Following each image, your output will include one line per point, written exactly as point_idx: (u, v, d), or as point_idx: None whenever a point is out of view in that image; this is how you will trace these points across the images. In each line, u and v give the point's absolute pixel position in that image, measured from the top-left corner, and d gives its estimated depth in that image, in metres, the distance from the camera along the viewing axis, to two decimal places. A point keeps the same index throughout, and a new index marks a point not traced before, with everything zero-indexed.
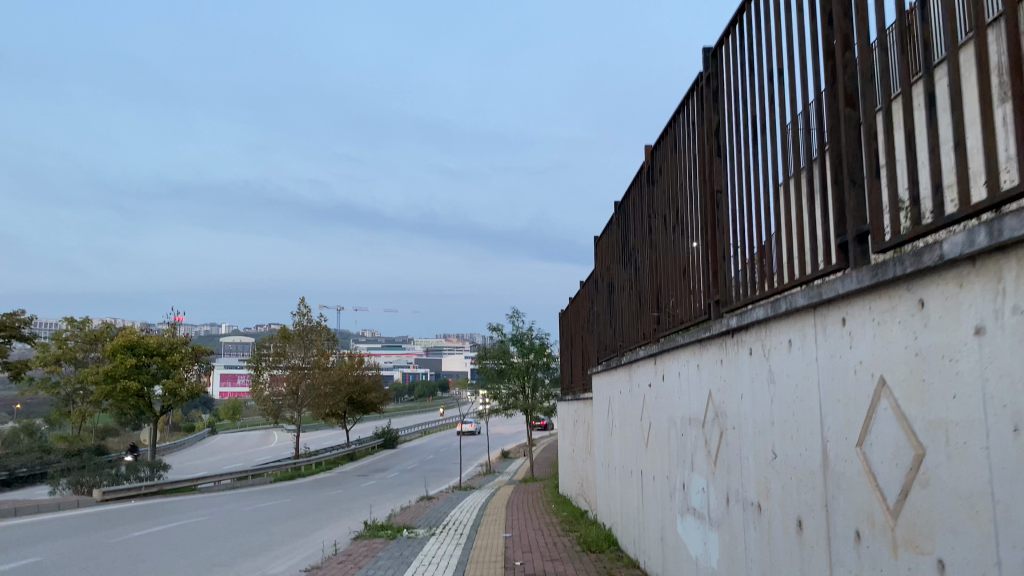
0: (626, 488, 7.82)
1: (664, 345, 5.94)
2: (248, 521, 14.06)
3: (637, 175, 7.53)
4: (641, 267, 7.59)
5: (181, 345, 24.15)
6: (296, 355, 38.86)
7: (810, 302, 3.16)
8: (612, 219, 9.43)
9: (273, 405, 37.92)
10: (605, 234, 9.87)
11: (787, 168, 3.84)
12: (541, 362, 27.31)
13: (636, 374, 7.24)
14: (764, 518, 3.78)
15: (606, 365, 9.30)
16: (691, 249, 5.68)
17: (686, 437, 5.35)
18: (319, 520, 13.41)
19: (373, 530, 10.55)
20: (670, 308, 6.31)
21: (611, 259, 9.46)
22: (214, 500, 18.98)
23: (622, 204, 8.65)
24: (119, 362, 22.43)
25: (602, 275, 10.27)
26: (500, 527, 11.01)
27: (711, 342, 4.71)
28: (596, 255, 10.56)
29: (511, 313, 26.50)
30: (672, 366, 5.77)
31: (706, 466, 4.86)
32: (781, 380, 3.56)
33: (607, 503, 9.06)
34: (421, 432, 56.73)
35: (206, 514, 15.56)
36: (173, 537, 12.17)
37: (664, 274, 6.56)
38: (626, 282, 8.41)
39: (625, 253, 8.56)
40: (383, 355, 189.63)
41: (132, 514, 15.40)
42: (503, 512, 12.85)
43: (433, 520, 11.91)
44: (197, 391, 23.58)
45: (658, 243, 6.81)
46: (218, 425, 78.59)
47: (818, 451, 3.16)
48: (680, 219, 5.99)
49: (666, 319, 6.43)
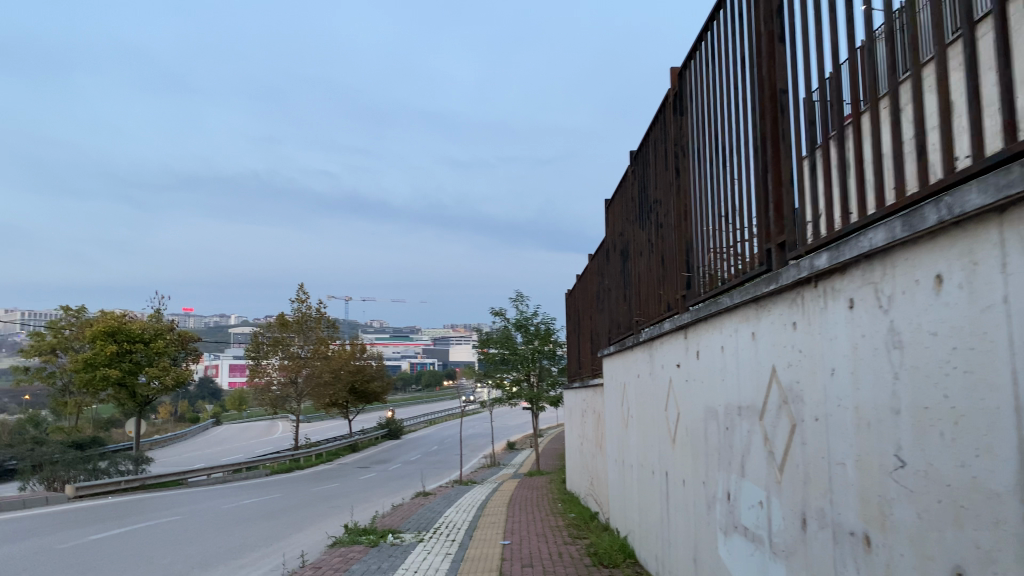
0: (646, 491, 6.51)
1: (699, 312, 4.61)
2: (222, 522, 12.80)
3: (659, 108, 6.17)
4: (664, 221, 6.27)
5: (167, 331, 23.03)
6: (295, 342, 37.75)
7: (999, 199, 1.81)
8: (626, 173, 8.11)
9: (272, 396, 36.79)
10: (617, 192, 8.53)
11: (917, 28, 2.48)
12: (546, 349, 26.06)
13: (658, 353, 5.95)
14: (877, 560, 2.46)
15: (617, 347, 8.03)
16: (737, 185, 4.35)
17: (732, 431, 4.03)
18: (302, 520, 12.16)
19: (353, 535, 9.25)
20: (705, 266, 4.99)
21: (624, 220, 8.15)
22: (199, 496, 17.79)
23: (638, 151, 7.32)
24: (100, 349, 21.18)
25: (613, 242, 8.89)
26: (497, 532, 9.69)
27: (776, 301, 3.37)
28: (607, 219, 9.20)
29: (514, 296, 25.14)
30: (711, 338, 4.44)
31: (765, 472, 3.53)
32: (915, 342, 2.22)
33: (621, 508, 7.78)
34: (427, 421, 55.55)
35: (181, 512, 14.32)
36: (134, 542, 10.94)
37: (697, 225, 5.23)
38: (645, 245, 7.08)
39: (642, 210, 7.19)
40: (390, 345, 188.49)
41: (102, 512, 14.19)
42: (503, 513, 11.52)
43: (423, 522, 10.62)
44: (183, 378, 22.45)
45: (688, 188, 5.48)
46: (224, 416, 77.57)
47: (1009, 457, 1.81)
48: (720, 149, 4.65)
49: (701, 282, 5.09)
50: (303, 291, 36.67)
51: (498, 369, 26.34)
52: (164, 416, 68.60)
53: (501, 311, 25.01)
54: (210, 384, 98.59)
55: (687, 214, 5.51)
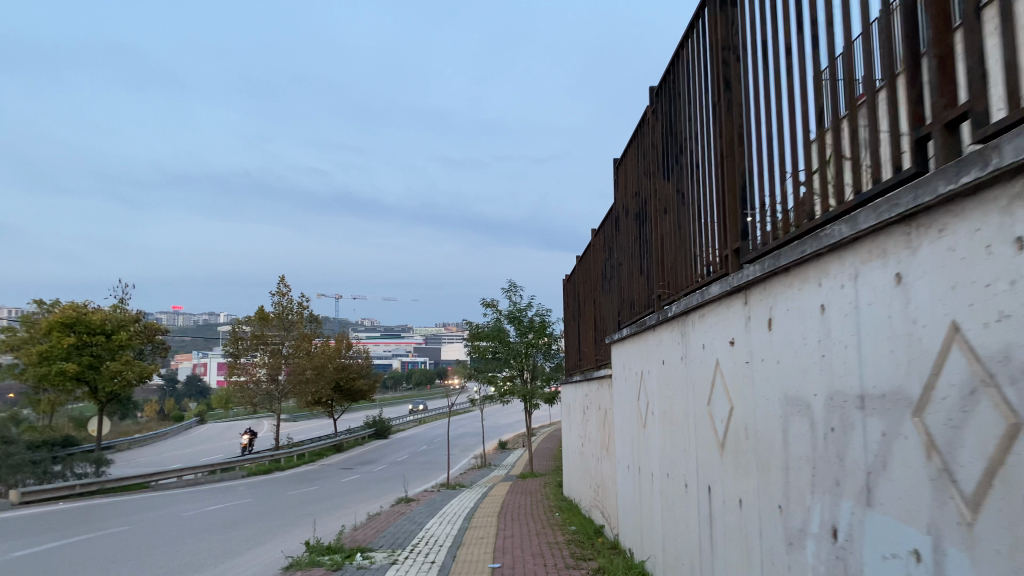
0: (674, 509, 5.12)
1: (776, 261, 3.19)
2: (173, 535, 11.32)
3: (699, 10, 4.75)
4: (701, 161, 4.88)
5: (132, 323, 21.51)
6: (275, 337, 36.19)
7: None
8: (642, 119, 6.69)
9: (251, 393, 35.16)
10: (630, 144, 7.13)
11: None
12: (540, 343, 24.61)
13: (695, 331, 4.55)
14: None
15: (631, 330, 6.61)
16: (838, 69, 2.95)
17: (847, 435, 2.60)
18: (263, 534, 10.69)
19: (313, 556, 7.80)
20: (778, 197, 3.57)
21: (640, 176, 6.73)
22: (160, 501, 16.27)
23: (662, 85, 5.93)
24: (56, 342, 19.65)
25: (625, 207, 7.47)
26: (485, 550, 8.25)
27: (966, 209, 1.93)
28: (617, 182, 7.79)
29: (507, 286, 23.68)
30: (798, 296, 3.02)
31: (931, 505, 2.10)
32: None
33: (638, 530, 6.35)
34: (416, 421, 53.91)
35: (134, 522, 12.85)
36: (66, 560, 9.47)
37: (757, 147, 3.82)
38: (672, 201, 5.68)
39: (669, 157, 5.74)
40: (380, 343, 186.40)
41: (44, 523, 12.71)
42: (494, 526, 10.03)
43: (398, 538, 9.16)
44: (148, 372, 20.92)
45: (741, 101, 4.07)
46: (210, 415, 75.53)
47: None
48: (803, 27, 3.27)
49: (767, 226, 3.67)
50: (284, 285, 35.05)
51: (489, 366, 24.85)
52: (149, 416, 66.70)
53: (492, 303, 23.52)
54: (198, 380, 96.61)
55: (738, 138, 4.09)
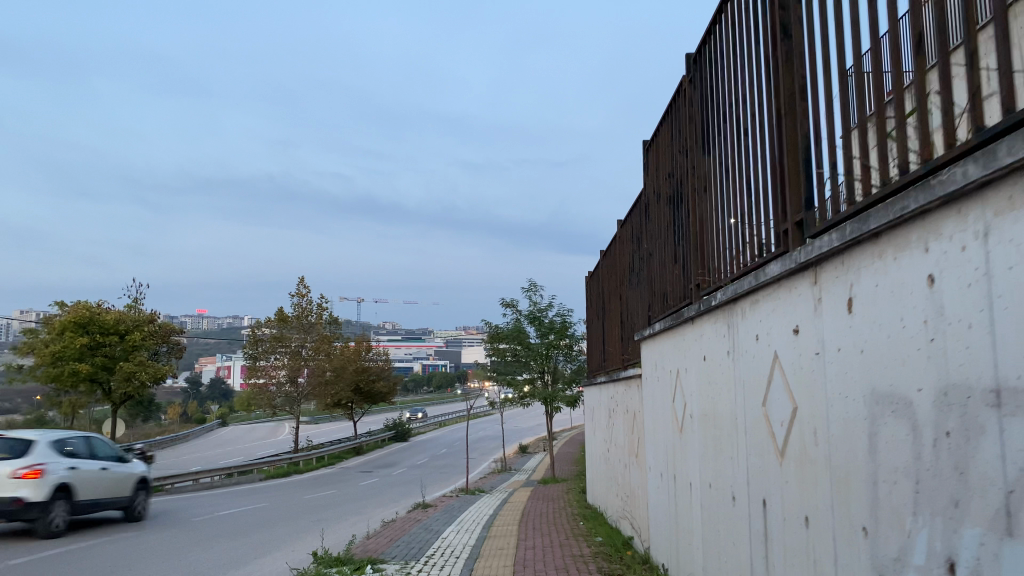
0: (718, 523, 4.52)
1: (859, 226, 2.60)
2: (180, 541, 10.90)
3: None
4: (750, 129, 4.27)
5: (147, 323, 21.21)
6: (294, 338, 35.86)
7: None
8: (677, 93, 6.12)
9: (270, 395, 34.82)
10: (663, 122, 6.56)
11: None
12: (561, 344, 23.99)
13: (745, 320, 3.95)
14: None
15: (665, 324, 6.02)
16: None
17: (973, 443, 1.99)
18: (272, 543, 10.18)
19: (320, 568, 7.26)
20: (858, 150, 2.96)
21: (674, 155, 6.14)
22: (172, 506, 15.85)
23: (701, 51, 5.33)
24: (69, 343, 19.40)
25: (656, 191, 6.89)
26: (505, 563, 7.65)
27: None
28: (648, 165, 7.21)
29: (528, 286, 23.09)
30: (890, 268, 2.42)
31: None
32: None
33: (673, 543, 5.76)
34: (436, 424, 53.38)
35: (141, 527, 12.41)
36: (64, 568, 9.03)
37: (826, 97, 3.22)
38: (713, 178, 5.09)
39: (709, 129, 5.16)
40: (401, 345, 186.45)
41: (49, 528, 12.30)
42: (514, 536, 9.41)
43: (412, 549, 8.60)
44: (162, 374, 20.60)
45: (803, 50, 3.47)
46: (231, 417, 75.61)
47: None
48: None
49: (840, 190, 3.08)
50: (302, 286, 34.71)
51: (510, 367, 24.28)
52: (172, 417, 66.76)
53: (512, 302, 22.93)
54: (220, 383, 96.73)
55: (799, 90, 3.47)
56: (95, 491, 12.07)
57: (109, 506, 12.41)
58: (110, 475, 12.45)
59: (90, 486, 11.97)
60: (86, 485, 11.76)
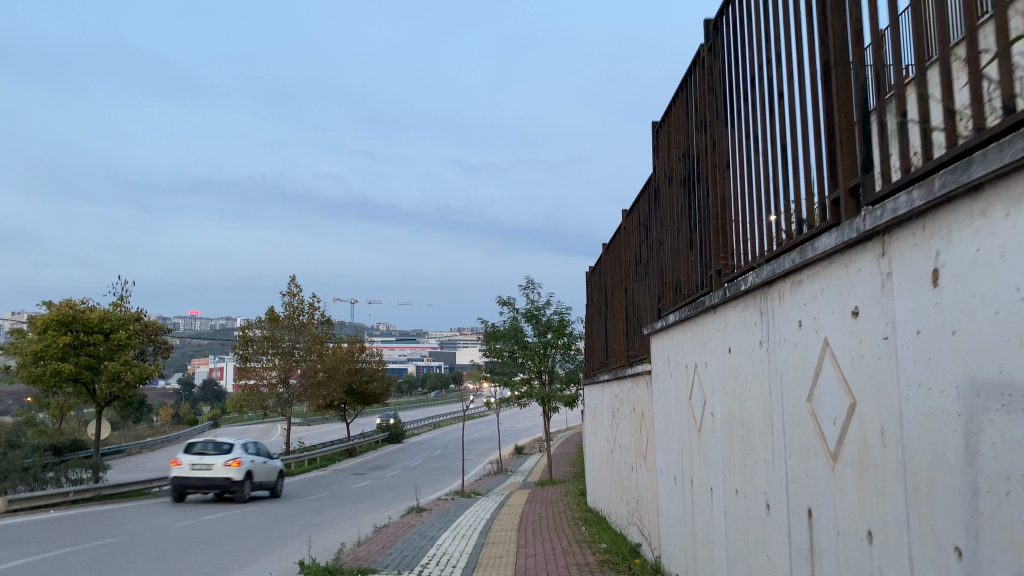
0: (747, 534, 4.05)
1: (951, 179, 2.13)
2: (164, 547, 10.38)
3: None
4: (785, 90, 3.79)
5: (132, 322, 20.67)
6: (286, 338, 35.27)
7: None
8: (693, 64, 5.63)
9: (261, 396, 34.18)
10: (675, 98, 6.08)
11: None
12: (559, 343, 23.49)
13: (784, 305, 3.48)
14: None
15: (680, 315, 5.54)
16: None
17: None
18: (259, 550, 9.68)
19: None
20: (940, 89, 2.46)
21: (690, 131, 5.65)
22: (157, 510, 15.31)
23: (722, 13, 4.84)
24: (51, 342, 18.87)
25: (669, 174, 6.40)
26: (504, 572, 7.16)
27: None
28: (659, 147, 6.73)
29: (525, 283, 22.56)
30: (998, 229, 1.95)
31: None
32: None
33: (689, 552, 5.30)
34: (430, 425, 52.72)
35: (125, 533, 11.89)
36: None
37: (892, 38, 2.74)
38: (737, 152, 4.61)
39: (732, 97, 4.67)
40: (394, 346, 185.73)
41: (28, 533, 11.78)
42: (514, 542, 8.90)
43: (406, 556, 8.10)
44: (148, 373, 20.04)
45: None
46: (222, 419, 74.68)
47: None
48: None
49: (909, 146, 2.61)
50: (295, 285, 34.10)
51: (506, 367, 23.76)
52: (164, 418, 65.90)
53: (510, 300, 22.40)
54: (212, 384, 95.81)
55: (856, 33, 2.99)
56: (261, 475, 18.28)
57: (265, 486, 18.57)
58: (269, 465, 18.67)
59: (260, 471, 18.21)
60: (261, 471, 17.89)
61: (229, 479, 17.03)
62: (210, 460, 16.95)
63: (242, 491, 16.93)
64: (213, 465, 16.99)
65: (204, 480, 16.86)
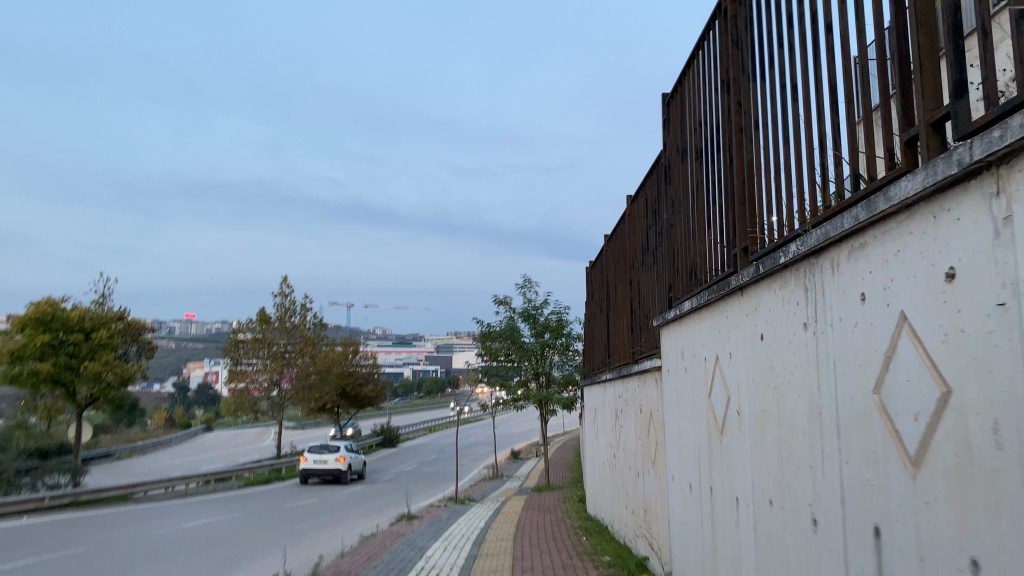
0: (784, 553, 3.40)
1: None
2: (136, 557, 9.73)
3: None
4: (835, 21, 3.16)
5: (114, 320, 20.07)
6: (278, 340, 34.63)
7: None
8: (712, 18, 4.99)
9: (251, 400, 33.46)
10: (691, 62, 5.44)
11: None
12: (557, 343, 22.84)
13: (840, 276, 2.85)
14: None
15: (698, 301, 4.89)
16: None
17: None
18: (235, 562, 9.03)
19: None
20: None
21: (709, 93, 5.01)
22: (137, 516, 14.66)
23: None
24: (28, 341, 18.29)
25: (683, 148, 5.76)
26: None
27: None
28: (671, 120, 6.09)
29: (521, 282, 21.87)
30: None
31: None
32: None
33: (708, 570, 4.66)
34: (425, 429, 51.89)
35: (97, 541, 11.25)
36: None
37: None
38: (767, 107, 3.98)
39: (761, 46, 4.04)
40: (391, 350, 184.55)
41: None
42: (509, 555, 8.18)
43: (389, 571, 7.42)
44: (130, 373, 19.45)
45: None
46: (216, 423, 73.71)
47: None
48: None
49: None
50: (286, 285, 33.53)
51: (503, 369, 23.08)
52: (156, 423, 65.01)
53: (505, 300, 21.71)
54: (206, 388, 94.70)
55: None
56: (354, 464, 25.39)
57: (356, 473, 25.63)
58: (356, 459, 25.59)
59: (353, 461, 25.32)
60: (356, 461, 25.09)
61: (339, 468, 24.25)
62: (325, 456, 24.40)
63: (349, 475, 24.25)
64: (328, 459, 24.42)
65: (323, 468, 24.30)
